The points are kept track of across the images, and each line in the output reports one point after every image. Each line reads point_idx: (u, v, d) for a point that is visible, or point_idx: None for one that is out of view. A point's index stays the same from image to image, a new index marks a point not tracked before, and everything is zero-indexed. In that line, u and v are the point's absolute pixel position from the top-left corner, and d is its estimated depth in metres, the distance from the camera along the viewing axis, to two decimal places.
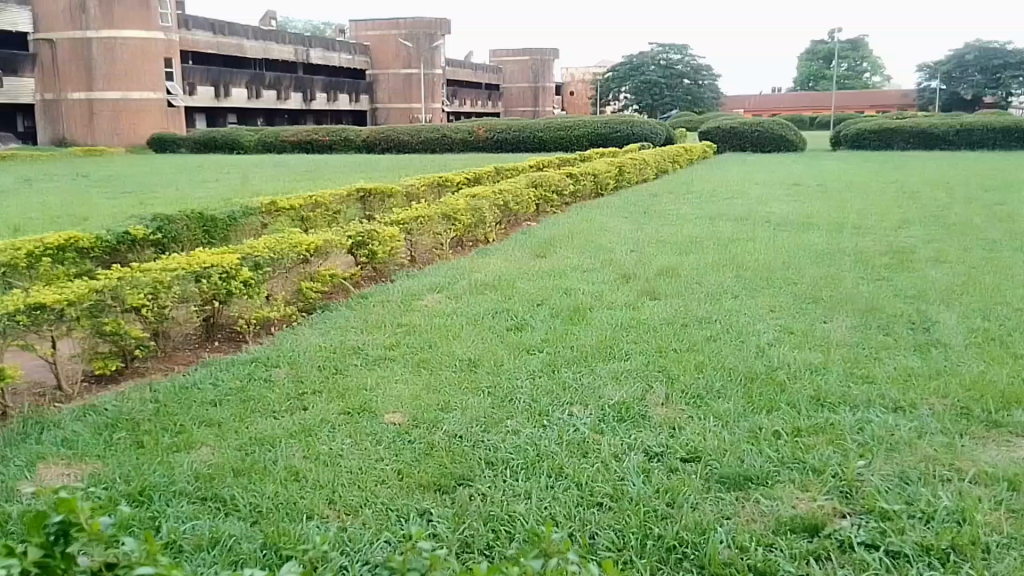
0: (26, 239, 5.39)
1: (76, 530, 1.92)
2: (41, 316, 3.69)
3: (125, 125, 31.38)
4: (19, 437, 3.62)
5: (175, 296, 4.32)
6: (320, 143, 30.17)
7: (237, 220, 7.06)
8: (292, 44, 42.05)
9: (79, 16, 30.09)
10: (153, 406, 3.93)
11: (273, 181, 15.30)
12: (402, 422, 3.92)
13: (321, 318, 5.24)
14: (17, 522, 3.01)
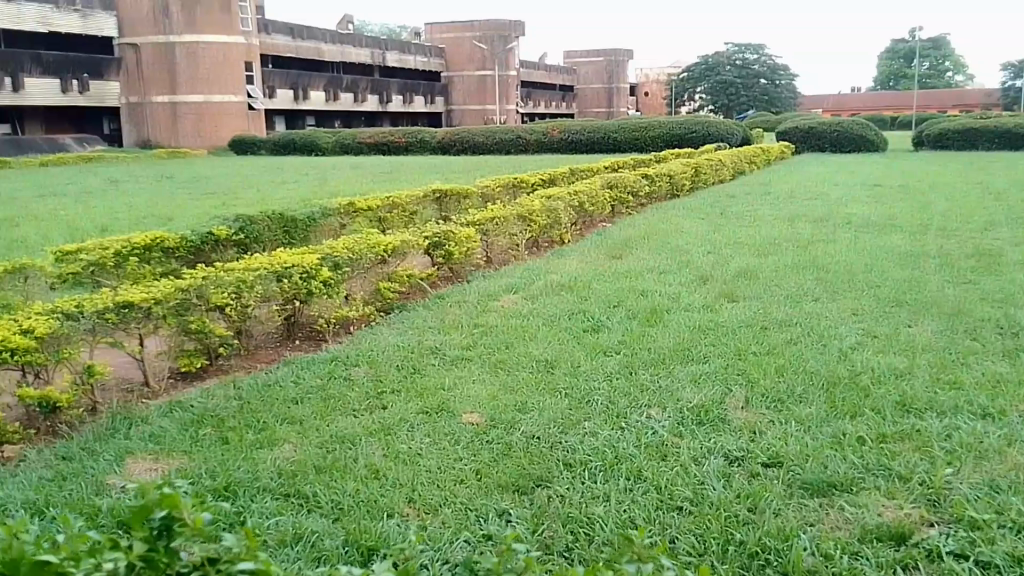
0: (113, 240, 5.57)
1: (178, 526, 1.77)
2: (128, 314, 3.81)
3: (207, 128, 32.17)
4: (108, 432, 3.70)
5: (257, 295, 4.42)
6: (397, 145, 30.43)
7: (318, 219, 7.10)
8: (369, 47, 42.41)
9: (161, 19, 30.84)
10: (237, 403, 4.00)
11: (347, 183, 15.63)
12: (479, 422, 3.93)
13: (399, 318, 5.28)
14: (108, 514, 3.08)
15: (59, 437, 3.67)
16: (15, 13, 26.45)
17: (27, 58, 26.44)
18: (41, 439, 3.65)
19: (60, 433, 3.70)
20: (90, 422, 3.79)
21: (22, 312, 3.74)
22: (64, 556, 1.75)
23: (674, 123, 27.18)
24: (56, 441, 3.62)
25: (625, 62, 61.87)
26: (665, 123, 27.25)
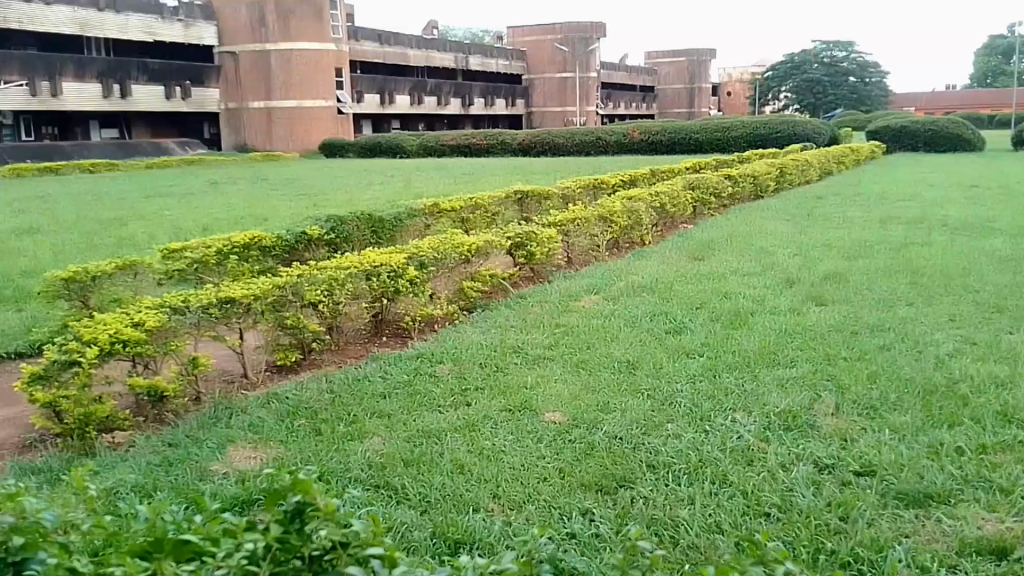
0: (214, 239, 5.86)
1: (311, 511, 2.04)
2: (231, 309, 4.04)
3: (299, 132, 33.23)
4: (211, 420, 3.89)
5: (348, 292, 4.59)
6: (479, 147, 30.85)
7: (404, 220, 7.26)
8: (453, 51, 42.82)
9: (259, 29, 32.25)
10: (329, 396, 4.15)
11: (432, 184, 16.00)
12: (562, 422, 3.96)
13: (482, 317, 5.38)
14: (209, 498, 3.24)
15: (165, 425, 3.87)
16: (122, 23, 28.19)
17: (135, 66, 28.11)
18: (150, 426, 3.87)
19: (166, 420, 3.90)
20: (194, 411, 3.99)
21: (133, 305, 3.99)
22: (205, 537, 2.07)
23: (756, 123, 26.73)
24: (163, 429, 3.82)
25: (706, 62, 60.91)
26: (748, 123, 26.77)
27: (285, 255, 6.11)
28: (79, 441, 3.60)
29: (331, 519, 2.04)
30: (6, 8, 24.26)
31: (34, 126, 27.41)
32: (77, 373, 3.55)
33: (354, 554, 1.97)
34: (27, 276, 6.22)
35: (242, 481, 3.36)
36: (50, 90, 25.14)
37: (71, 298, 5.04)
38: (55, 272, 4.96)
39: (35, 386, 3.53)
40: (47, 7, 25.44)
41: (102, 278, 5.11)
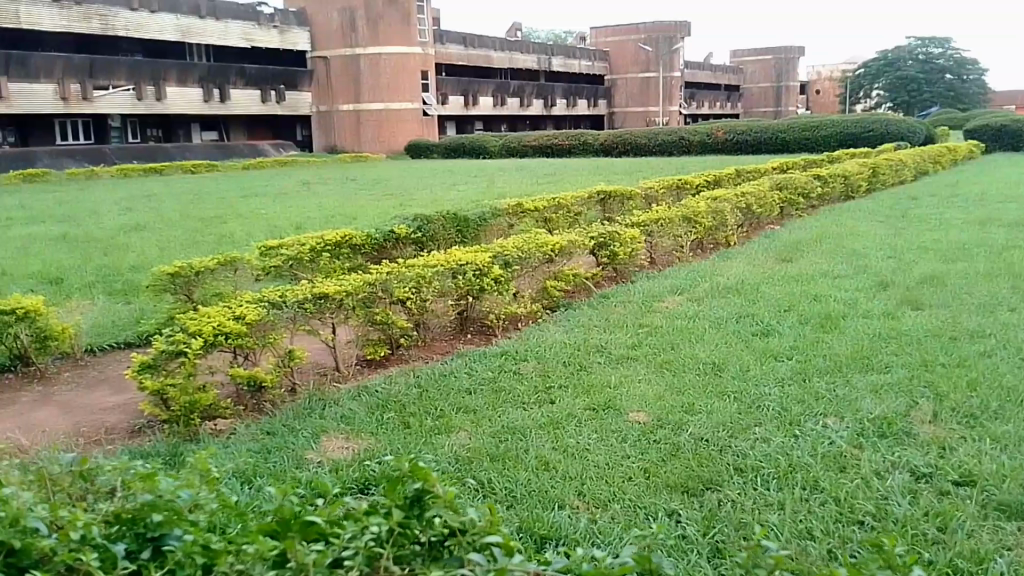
0: (307, 237, 6.06)
1: (430, 497, 2.32)
2: (324, 304, 4.22)
3: (385, 134, 33.72)
4: (306, 410, 4.05)
5: (435, 290, 4.71)
6: (561, 148, 30.59)
7: (488, 219, 7.35)
8: (536, 53, 42.66)
9: (350, 34, 33.08)
10: (417, 390, 4.25)
11: (515, 184, 16.16)
12: (646, 422, 3.96)
13: (565, 315, 5.44)
14: (304, 485, 3.35)
15: (263, 415, 4.04)
16: (222, 30, 29.45)
17: (234, 72, 29.29)
18: (249, 415, 4.04)
19: (264, 410, 4.07)
20: (289, 402, 4.15)
21: (234, 300, 4.19)
22: (328, 520, 2.32)
23: (847, 122, 25.89)
24: (260, 418, 3.99)
25: (794, 60, 59.41)
26: (839, 121, 26.03)
27: (374, 253, 6.27)
28: (184, 427, 3.78)
29: (451, 506, 2.32)
30: (113, 16, 25.43)
31: (139, 130, 28.74)
32: (183, 363, 3.75)
33: (475, 541, 2.23)
34: (137, 271, 6.59)
35: (336, 469, 3.48)
36: (154, 94, 26.49)
37: (176, 292, 5.31)
38: (161, 267, 5.23)
39: (144, 374, 3.73)
40: (152, 15, 26.77)
41: (205, 273, 5.34)
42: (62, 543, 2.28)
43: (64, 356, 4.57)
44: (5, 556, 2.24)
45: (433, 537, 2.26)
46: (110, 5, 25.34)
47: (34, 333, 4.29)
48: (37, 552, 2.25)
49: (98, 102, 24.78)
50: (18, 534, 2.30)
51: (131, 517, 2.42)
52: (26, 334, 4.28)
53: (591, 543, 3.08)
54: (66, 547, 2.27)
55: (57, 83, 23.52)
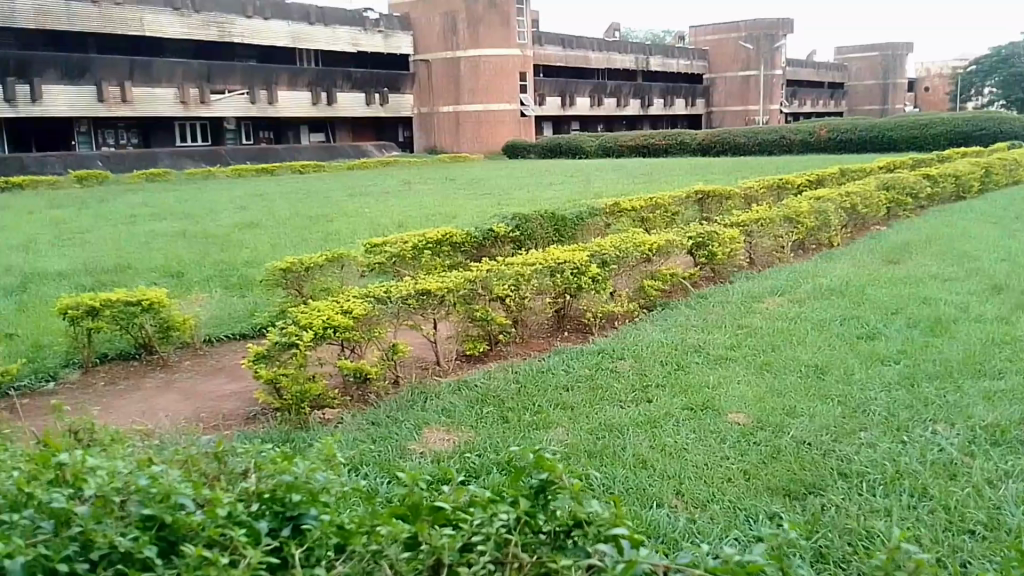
0: (409, 235, 6.23)
1: (554, 487, 2.41)
2: (426, 300, 4.39)
3: (485, 134, 33.40)
4: (409, 402, 4.19)
5: (533, 287, 4.84)
6: (657, 147, 30.20)
7: (585, 218, 7.42)
8: (634, 53, 41.60)
9: (451, 38, 32.93)
10: (516, 386, 4.33)
11: (611, 184, 16.06)
12: (746, 423, 3.93)
13: (661, 315, 5.47)
14: (407, 474, 3.47)
15: (368, 405, 4.20)
16: (329, 35, 30.32)
17: (340, 76, 30.22)
18: (355, 405, 4.19)
19: (369, 401, 4.22)
20: (393, 394, 4.30)
21: (341, 295, 4.39)
22: (454, 506, 2.42)
23: (959, 118, 24.74)
24: (366, 408, 4.15)
25: (903, 56, 56.70)
26: (949, 119, 24.87)
27: (474, 251, 6.38)
28: (296, 416, 3.95)
29: (576, 498, 2.39)
30: (229, 23, 26.67)
31: (252, 132, 29.99)
32: (295, 354, 3.94)
33: (601, 532, 2.26)
34: (250, 266, 6.93)
35: (438, 461, 3.58)
36: (266, 98, 27.51)
37: (287, 286, 5.57)
38: (274, 263, 5.52)
39: (260, 364, 3.94)
40: (265, 21, 27.79)
41: (314, 268, 5.59)
42: (210, 519, 2.42)
43: (184, 346, 4.86)
44: (158, 528, 2.39)
45: (557, 527, 2.31)
46: (227, 12, 26.58)
47: (158, 324, 4.59)
48: (189, 527, 2.39)
49: (215, 106, 26.04)
50: (168, 510, 2.43)
51: (271, 496, 2.58)
52: (151, 324, 4.58)
53: (689, 543, 3.07)
54: (213, 523, 2.40)
55: (177, 88, 24.89)
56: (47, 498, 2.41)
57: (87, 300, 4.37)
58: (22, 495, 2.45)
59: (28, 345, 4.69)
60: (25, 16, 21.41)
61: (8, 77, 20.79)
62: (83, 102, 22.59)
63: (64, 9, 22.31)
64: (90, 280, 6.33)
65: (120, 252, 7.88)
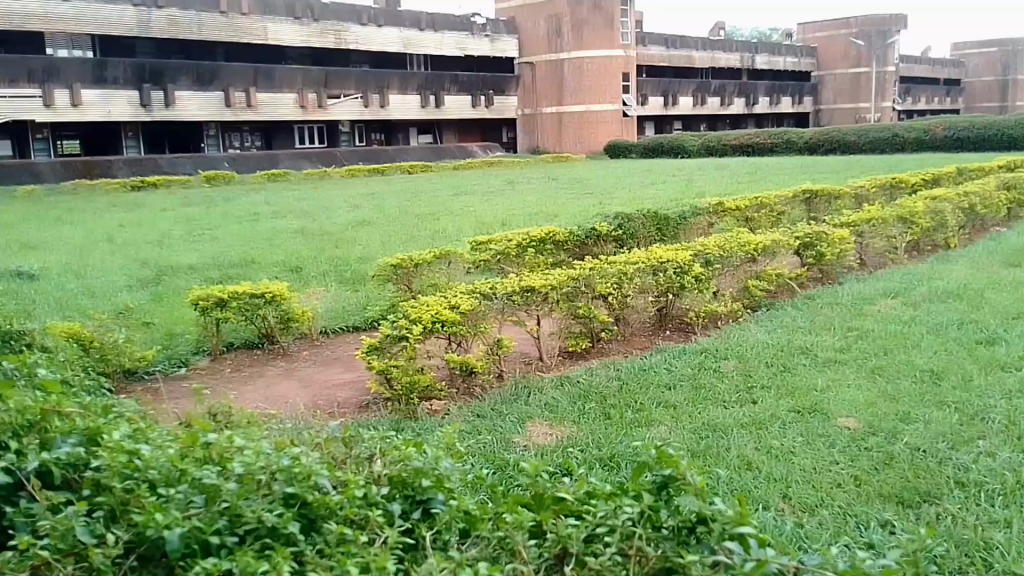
0: (513, 233, 6.37)
1: (677, 484, 2.44)
2: (531, 297, 4.55)
3: (587, 134, 32.98)
4: (514, 396, 4.31)
5: (636, 286, 4.94)
6: (763, 146, 29.38)
7: (688, 218, 7.39)
8: (739, 51, 40.67)
9: (555, 39, 32.67)
10: (618, 383, 4.40)
11: (715, 184, 15.70)
12: (856, 428, 3.85)
13: (766, 315, 5.43)
14: (513, 467, 3.56)
15: (473, 398, 4.33)
16: (438, 40, 30.83)
17: (448, 79, 30.57)
18: (461, 397, 4.33)
19: (475, 393, 4.36)
20: (496, 388, 4.42)
21: (448, 292, 4.57)
22: (573, 499, 2.49)
23: None
24: (472, 400, 4.29)
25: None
26: None
27: (576, 248, 6.47)
28: (405, 406, 4.09)
29: (700, 495, 2.41)
30: (345, 31, 27.80)
31: (366, 134, 30.82)
32: (405, 346, 4.12)
33: (727, 531, 2.23)
34: (362, 262, 7.22)
35: (540, 454, 3.66)
36: (379, 102, 28.41)
37: (397, 282, 5.83)
38: (386, 259, 5.79)
39: (372, 355, 4.13)
40: (378, 28, 28.86)
41: (422, 265, 5.80)
42: (347, 499, 2.57)
43: (303, 336, 5.14)
44: (300, 505, 2.55)
45: (679, 524, 2.31)
46: (344, 21, 27.77)
47: (280, 315, 4.89)
48: (327, 506, 2.54)
49: (332, 109, 27.24)
50: (308, 489, 2.59)
51: (401, 480, 2.73)
52: (274, 315, 4.89)
53: (798, 548, 2.99)
54: (350, 504, 2.56)
55: (297, 93, 26.09)
56: (198, 473, 2.57)
57: (217, 292, 4.69)
58: (175, 469, 2.60)
59: (163, 333, 5.06)
60: (159, 25, 22.90)
61: (145, 83, 22.33)
62: (211, 107, 23.97)
63: (195, 19, 23.69)
64: (217, 274, 6.77)
65: (246, 248, 8.37)
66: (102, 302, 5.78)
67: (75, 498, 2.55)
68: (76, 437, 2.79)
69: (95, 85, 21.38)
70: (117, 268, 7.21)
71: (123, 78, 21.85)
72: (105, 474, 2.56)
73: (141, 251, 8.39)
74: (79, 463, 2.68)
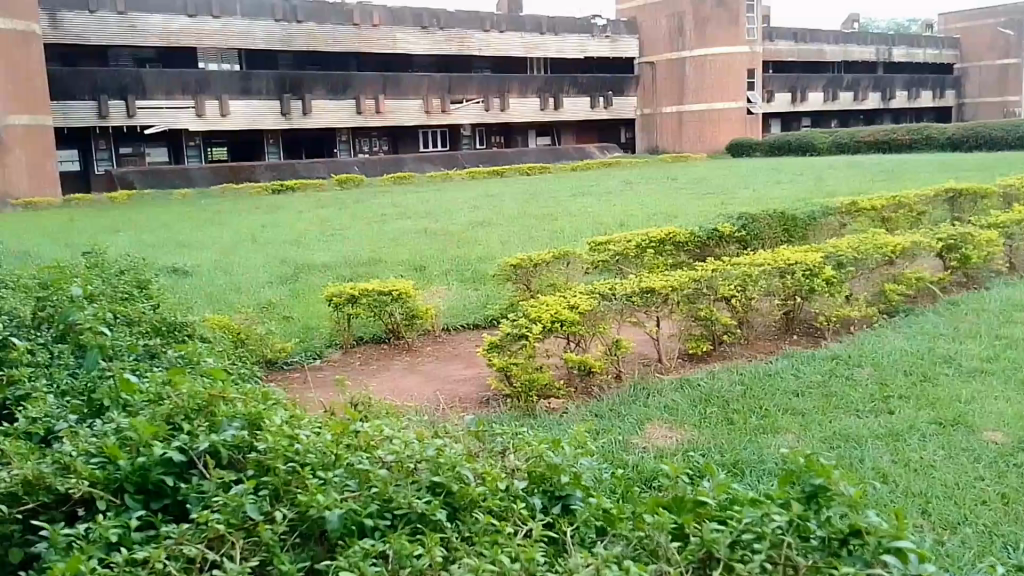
0: (633, 234, 6.35)
1: (824, 495, 2.39)
2: (651, 298, 4.54)
3: (709, 133, 31.65)
4: (633, 397, 4.29)
5: (761, 288, 4.82)
6: (900, 143, 27.60)
7: (818, 218, 7.14)
8: (874, 44, 38.64)
9: (676, 38, 31.94)
10: (741, 388, 4.30)
11: (849, 183, 14.96)
12: (1005, 443, 3.60)
13: (904, 321, 5.18)
14: (636, 468, 3.55)
15: (591, 398, 4.35)
16: (559, 43, 30.91)
17: (568, 81, 30.37)
18: (579, 397, 4.36)
19: (593, 394, 4.38)
20: (615, 388, 4.44)
21: (567, 292, 4.64)
22: (709, 508, 2.47)
23: None
24: (589, 400, 4.30)
25: None
26: None
27: (697, 249, 6.38)
28: (524, 403, 4.16)
29: (852, 505, 2.34)
30: (470, 38, 28.42)
31: (486, 138, 31.06)
32: (524, 345, 4.19)
33: (883, 544, 2.17)
34: (484, 261, 7.42)
35: (662, 456, 3.63)
36: (500, 105, 28.56)
37: (517, 282, 5.96)
38: (507, 259, 5.94)
39: (493, 353, 4.25)
40: (501, 34, 29.23)
41: (542, 265, 5.91)
42: (490, 491, 2.71)
43: (426, 332, 5.36)
44: (445, 494, 2.69)
45: (831, 534, 2.26)
46: (468, 28, 28.39)
47: (406, 312, 5.15)
48: (469, 496, 2.67)
49: (454, 114, 27.76)
50: (453, 479, 2.73)
51: (540, 477, 2.84)
52: (399, 312, 5.15)
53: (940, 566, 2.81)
54: (491, 496, 2.68)
55: (422, 99, 26.83)
56: (352, 460, 2.78)
57: (348, 289, 5.03)
58: (331, 457, 2.81)
59: (300, 327, 5.38)
60: (298, 41, 24.46)
61: (285, 93, 23.81)
62: (345, 114, 25.15)
63: (332, 32, 25.09)
64: (348, 272, 7.13)
65: (374, 248, 8.72)
66: (248, 297, 6.19)
67: (241, 478, 2.79)
68: (240, 421, 3.05)
69: (242, 96, 23.09)
70: (260, 265, 7.71)
71: (265, 89, 23.46)
72: (268, 456, 2.80)
73: (284, 250, 8.87)
74: (242, 446, 2.92)
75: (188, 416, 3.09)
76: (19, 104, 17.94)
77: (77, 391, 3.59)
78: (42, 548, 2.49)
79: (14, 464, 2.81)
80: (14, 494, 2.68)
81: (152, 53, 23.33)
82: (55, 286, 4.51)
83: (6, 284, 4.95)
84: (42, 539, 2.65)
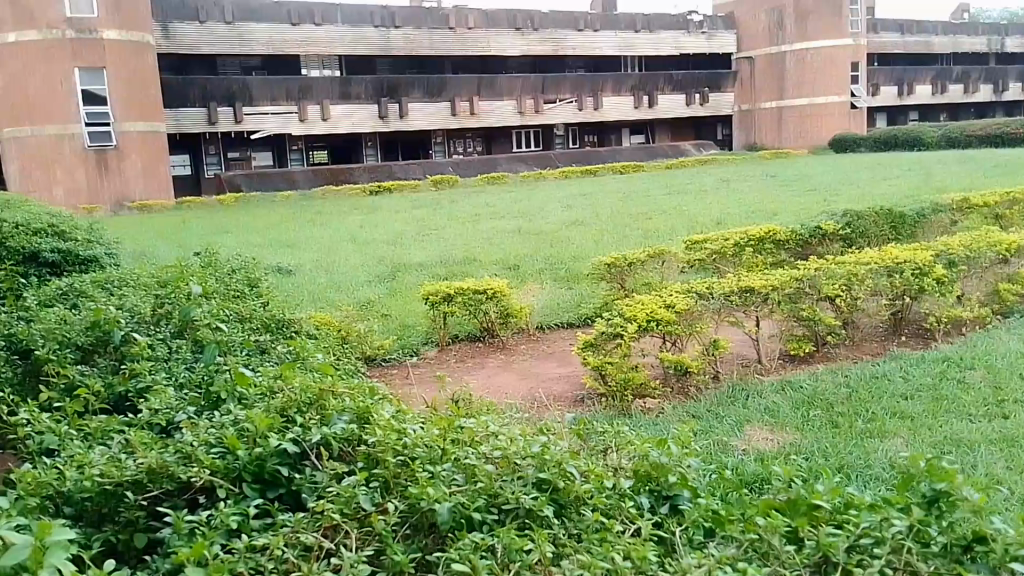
0: (730, 233, 6.30)
1: (946, 499, 2.32)
2: (751, 297, 4.50)
3: (810, 129, 30.60)
4: (731, 398, 4.25)
5: (867, 288, 4.70)
6: (1015, 136, 26.13)
7: (927, 215, 6.89)
8: (986, 34, 36.81)
9: (776, 32, 30.95)
10: (847, 390, 4.19)
11: (966, 180, 14.36)
12: None
13: (1018, 322, 4.95)
14: (742, 468, 3.49)
15: (689, 398, 4.32)
16: (653, 40, 30.51)
17: (662, 78, 29.89)
18: (676, 396, 4.34)
19: (690, 394, 4.35)
20: (712, 388, 4.40)
21: (663, 291, 4.63)
22: (819, 512, 2.42)
23: None
24: (687, 400, 4.27)
25: None
26: None
27: (798, 248, 6.26)
28: (621, 402, 4.15)
29: (978, 511, 2.27)
30: (564, 38, 28.42)
31: (579, 137, 30.89)
32: (620, 344, 4.19)
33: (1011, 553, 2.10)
34: (577, 261, 7.43)
35: (764, 458, 3.55)
36: (593, 105, 28.37)
37: (611, 280, 5.99)
38: (601, 258, 5.97)
39: (588, 352, 4.26)
40: (595, 32, 29.04)
41: (636, 264, 5.92)
42: (596, 489, 2.72)
43: (521, 331, 5.44)
44: (551, 490, 2.72)
45: (953, 541, 2.21)
46: (563, 28, 28.45)
47: (501, 310, 5.26)
48: (575, 493, 2.70)
49: (547, 114, 27.73)
50: (560, 476, 2.75)
51: (646, 474, 2.85)
52: (494, 310, 5.26)
53: None
54: (598, 493, 2.70)
55: (516, 99, 26.97)
56: (460, 454, 2.84)
57: (445, 287, 5.17)
58: (439, 450, 2.89)
59: (399, 324, 5.54)
60: (397, 46, 25.02)
61: (383, 97, 24.43)
62: (440, 116, 25.59)
63: (427, 36, 25.49)
64: (445, 271, 7.27)
65: (471, 247, 8.86)
66: (349, 296, 6.39)
67: (352, 469, 2.89)
68: (349, 415, 3.17)
69: (342, 100, 23.81)
70: (361, 264, 7.93)
71: (364, 92, 24.12)
72: (378, 449, 2.90)
73: (390, 250, 9.08)
74: (351, 438, 3.04)
75: (301, 409, 3.23)
76: (135, 112, 18.87)
77: (193, 383, 3.77)
78: (167, 532, 2.60)
79: (139, 453, 2.97)
80: (140, 480, 2.82)
81: (258, 61, 24.18)
82: (173, 285, 4.77)
83: (129, 283, 5.23)
84: (164, 525, 2.76)
